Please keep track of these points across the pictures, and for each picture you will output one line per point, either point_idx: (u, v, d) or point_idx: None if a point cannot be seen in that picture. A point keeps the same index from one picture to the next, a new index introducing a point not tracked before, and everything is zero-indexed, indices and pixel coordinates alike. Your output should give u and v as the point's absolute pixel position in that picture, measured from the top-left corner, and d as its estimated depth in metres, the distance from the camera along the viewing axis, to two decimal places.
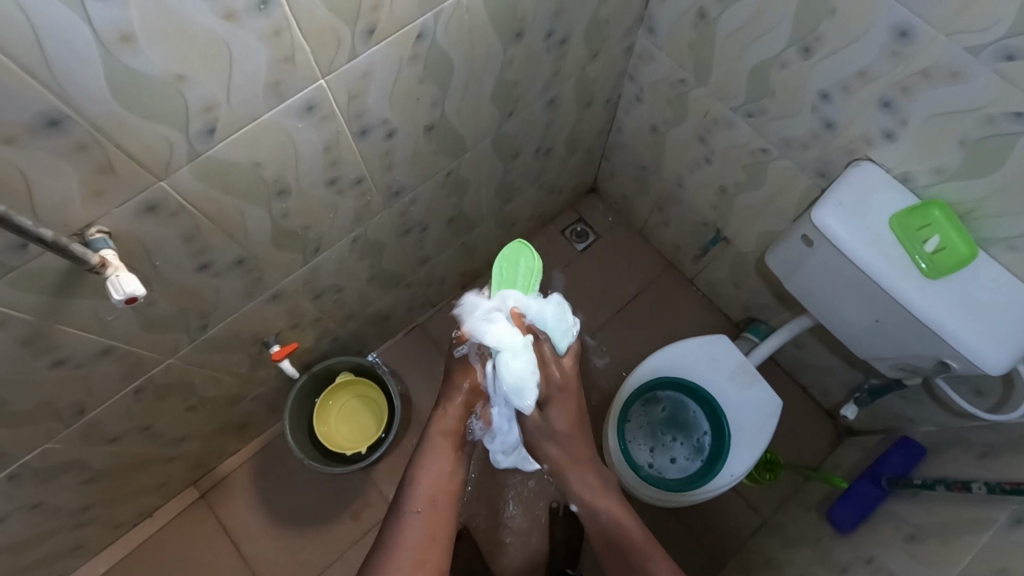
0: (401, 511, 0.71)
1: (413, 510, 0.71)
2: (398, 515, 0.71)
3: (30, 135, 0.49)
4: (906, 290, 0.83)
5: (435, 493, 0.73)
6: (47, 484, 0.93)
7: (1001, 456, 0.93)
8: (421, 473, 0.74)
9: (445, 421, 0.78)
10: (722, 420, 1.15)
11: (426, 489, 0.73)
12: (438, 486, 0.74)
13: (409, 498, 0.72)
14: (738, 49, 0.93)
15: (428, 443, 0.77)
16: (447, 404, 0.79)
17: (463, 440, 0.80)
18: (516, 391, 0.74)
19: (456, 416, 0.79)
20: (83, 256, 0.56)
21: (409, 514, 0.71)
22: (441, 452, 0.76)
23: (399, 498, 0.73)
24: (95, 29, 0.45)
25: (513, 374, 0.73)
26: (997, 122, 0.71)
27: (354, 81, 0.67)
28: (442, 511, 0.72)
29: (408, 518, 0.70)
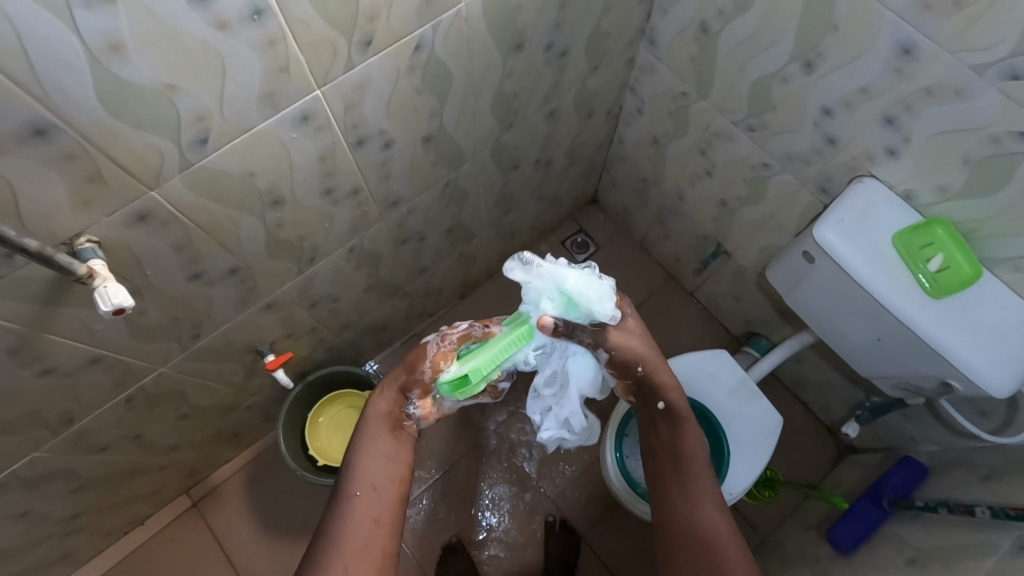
0: (343, 494, 0.71)
1: (353, 496, 0.71)
2: (340, 500, 0.71)
3: (16, 143, 0.48)
4: (909, 309, 0.82)
5: (375, 475, 0.72)
6: (35, 493, 0.92)
7: (1005, 479, 0.92)
8: (360, 456, 0.73)
9: (384, 407, 0.76)
10: (721, 438, 1.12)
11: (366, 471, 0.72)
12: (377, 469, 0.73)
13: (349, 482, 0.71)
14: (740, 63, 0.92)
15: (365, 427, 0.75)
16: (386, 391, 0.76)
17: (401, 422, 0.76)
18: (598, 307, 0.70)
19: (394, 402, 0.76)
20: (69, 266, 0.55)
21: (349, 498, 0.70)
22: (381, 436, 0.74)
23: (340, 482, 0.72)
24: (82, 38, 0.44)
25: (586, 288, 0.69)
26: (1001, 141, 0.70)
27: (350, 92, 0.67)
28: (378, 496, 0.71)
29: (347, 503, 0.70)
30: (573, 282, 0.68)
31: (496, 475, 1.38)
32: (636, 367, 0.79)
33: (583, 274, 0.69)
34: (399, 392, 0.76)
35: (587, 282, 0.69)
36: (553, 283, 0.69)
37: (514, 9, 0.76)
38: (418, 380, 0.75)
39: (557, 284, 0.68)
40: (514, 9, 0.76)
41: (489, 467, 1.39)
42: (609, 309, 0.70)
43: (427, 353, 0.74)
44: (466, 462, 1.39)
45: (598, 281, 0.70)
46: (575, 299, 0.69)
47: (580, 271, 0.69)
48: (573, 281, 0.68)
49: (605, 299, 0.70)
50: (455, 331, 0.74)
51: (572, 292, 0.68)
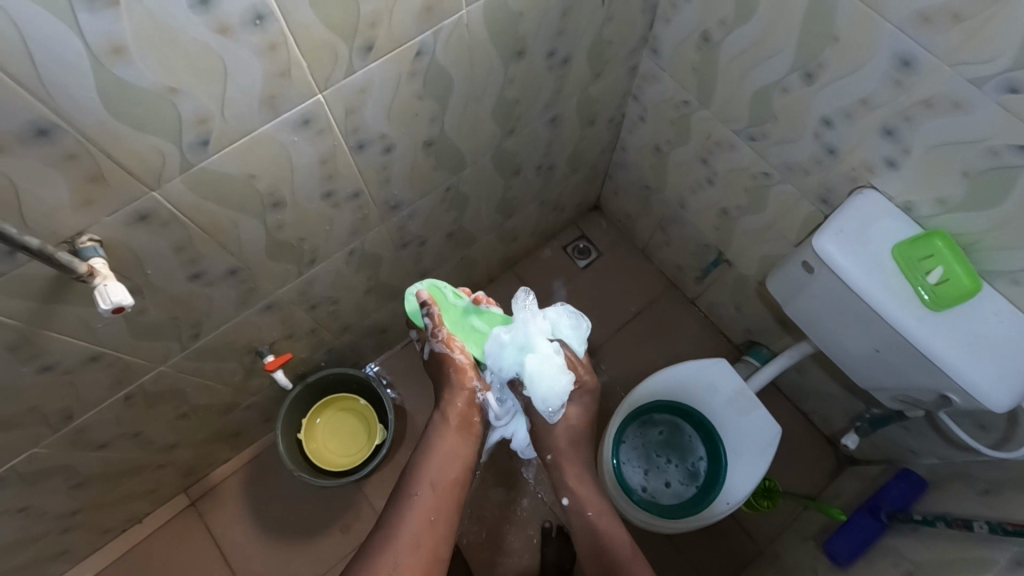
0: (404, 492, 0.77)
1: (417, 493, 0.76)
2: (404, 493, 0.77)
3: (18, 143, 0.49)
4: (906, 320, 0.82)
5: (438, 476, 0.79)
6: (34, 489, 0.93)
7: (1004, 493, 0.91)
8: (427, 457, 0.80)
9: (452, 408, 0.84)
10: (718, 445, 1.14)
11: (433, 471, 0.79)
12: (440, 471, 0.79)
13: (413, 482, 0.78)
14: (741, 73, 0.93)
15: (436, 425, 0.83)
16: (451, 390, 0.84)
17: (468, 420, 0.84)
18: (545, 398, 0.83)
19: (463, 402, 0.84)
20: (69, 264, 0.56)
21: (411, 497, 0.76)
22: (448, 436, 0.82)
23: (404, 482, 0.78)
24: (85, 40, 0.45)
25: (534, 366, 0.81)
26: (1000, 154, 0.70)
27: (352, 96, 0.67)
28: (440, 495, 0.77)
29: (411, 500, 0.76)
30: (532, 358, 0.81)
31: (493, 480, 1.38)
32: (547, 454, 0.93)
33: (544, 349, 0.82)
34: (462, 388, 0.84)
35: (553, 369, 0.82)
36: (542, 344, 0.82)
37: (516, 16, 0.76)
38: (466, 371, 0.84)
39: (526, 351, 0.82)
40: (515, 16, 0.76)
41: (488, 472, 1.38)
42: (553, 403, 0.84)
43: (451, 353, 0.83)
44: None
45: (554, 361, 0.82)
46: (532, 376, 0.82)
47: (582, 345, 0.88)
48: (550, 356, 0.82)
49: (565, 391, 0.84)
50: (441, 334, 0.82)
51: (532, 368, 0.81)
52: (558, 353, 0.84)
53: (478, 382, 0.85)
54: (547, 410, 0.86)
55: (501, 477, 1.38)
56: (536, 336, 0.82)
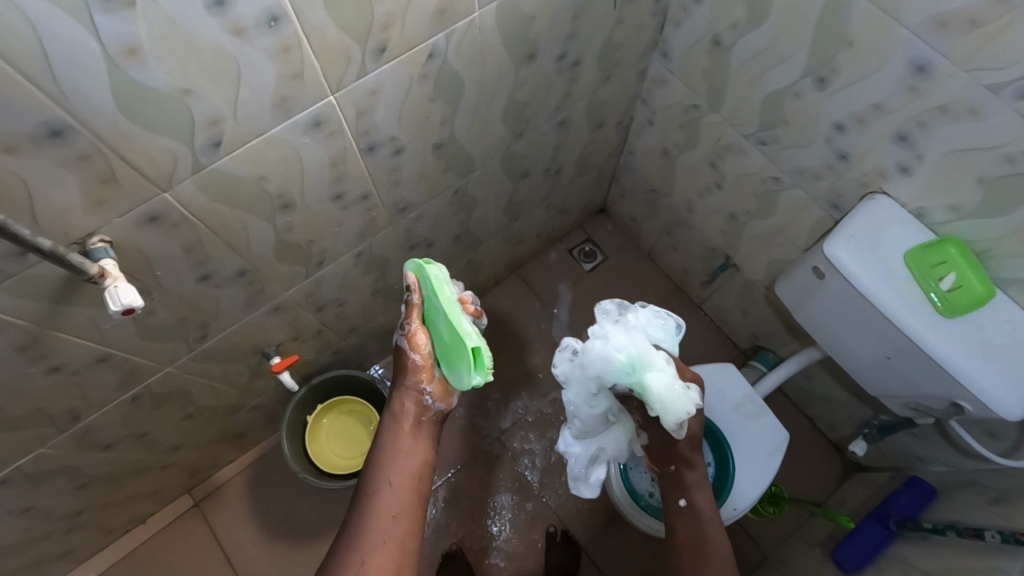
0: (363, 496, 0.74)
1: (376, 495, 0.74)
2: (363, 497, 0.74)
3: (32, 144, 0.48)
4: (919, 328, 0.81)
5: (394, 474, 0.75)
6: (39, 489, 0.93)
7: (1015, 503, 0.90)
8: (382, 458, 0.77)
9: (403, 406, 0.80)
10: (725, 449, 1.12)
11: (389, 470, 0.75)
12: (396, 470, 0.76)
13: (370, 482, 0.75)
14: (753, 77, 0.92)
15: (388, 426, 0.79)
16: (399, 390, 0.80)
17: (422, 417, 0.80)
18: (673, 414, 0.76)
19: (413, 399, 0.80)
20: (81, 266, 0.56)
21: (371, 499, 0.73)
22: (401, 434, 0.78)
23: (363, 486, 0.76)
24: (101, 41, 0.45)
25: (654, 377, 0.77)
26: (1016, 160, 0.69)
27: (363, 99, 0.67)
28: (401, 494, 0.74)
29: (370, 503, 0.73)
30: (647, 367, 0.78)
31: (498, 483, 1.37)
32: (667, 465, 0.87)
33: (655, 358, 0.78)
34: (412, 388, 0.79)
35: (670, 375, 0.77)
36: (654, 354, 0.78)
37: (527, 20, 0.76)
38: (415, 369, 0.78)
39: (643, 361, 0.78)
40: (527, 20, 0.76)
41: (493, 475, 1.38)
42: (683, 420, 0.77)
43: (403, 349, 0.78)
44: (466, 469, 1.38)
45: (670, 370, 0.78)
46: (652, 386, 0.77)
47: (676, 345, 0.87)
48: (663, 364, 0.78)
49: (692, 402, 0.77)
50: (411, 327, 0.77)
51: (653, 377, 0.77)
52: (669, 362, 0.79)
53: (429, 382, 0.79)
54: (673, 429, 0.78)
55: (505, 481, 1.38)
56: (638, 341, 0.80)
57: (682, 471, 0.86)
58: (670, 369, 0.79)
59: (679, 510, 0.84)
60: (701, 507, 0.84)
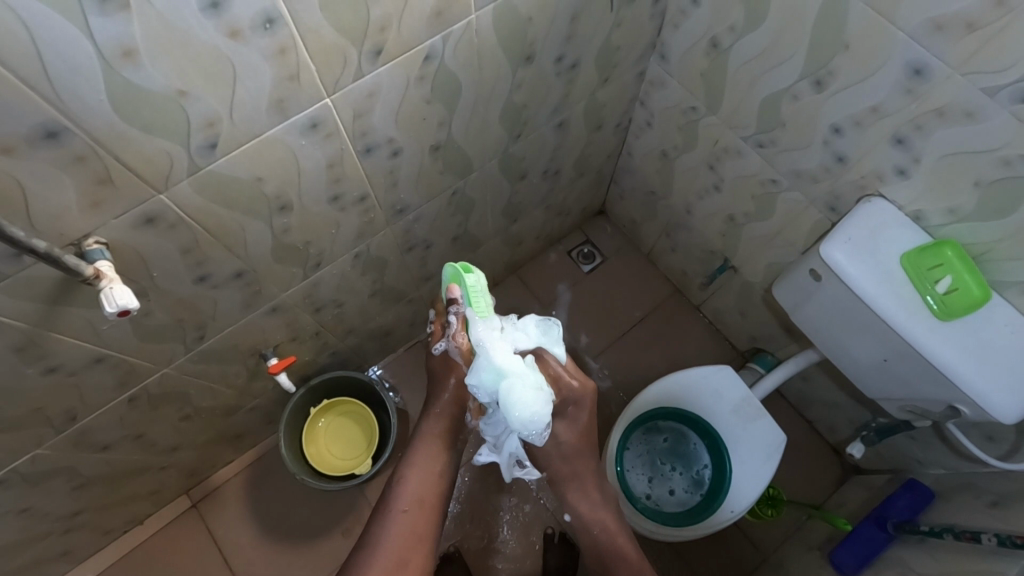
0: (390, 507, 0.81)
1: (398, 511, 0.80)
2: (385, 510, 0.81)
3: (27, 146, 0.48)
4: (916, 331, 0.81)
5: (421, 490, 0.82)
6: (37, 490, 0.93)
7: (1013, 506, 0.90)
8: (408, 474, 0.83)
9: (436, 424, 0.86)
10: (722, 453, 1.14)
11: (416, 486, 0.82)
12: (422, 486, 0.82)
13: (397, 495, 0.81)
14: (750, 80, 0.92)
15: (420, 441, 0.86)
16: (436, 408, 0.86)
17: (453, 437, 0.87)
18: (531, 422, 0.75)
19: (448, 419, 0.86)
20: (75, 267, 0.56)
21: (396, 512, 0.80)
22: (432, 451, 0.85)
23: (387, 498, 0.82)
24: (96, 44, 0.45)
25: (511, 385, 0.73)
26: (1013, 163, 0.69)
27: (360, 100, 0.67)
28: (418, 512, 0.81)
29: (392, 517, 0.80)
30: (507, 380, 0.73)
31: (495, 484, 1.37)
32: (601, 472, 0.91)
33: (516, 366, 0.74)
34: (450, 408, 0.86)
35: (528, 388, 0.74)
36: (512, 362, 0.74)
37: (524, 21, 0.76)
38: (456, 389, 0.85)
39: (499, 374, 0.74)
40: (524, 21, 0.76)
41: (490, 477, 1.37)
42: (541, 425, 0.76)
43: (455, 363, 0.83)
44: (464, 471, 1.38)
45: (529, 378, 0.74)
46: (511, 399, 0.73)
47: (558, 347, 0.81)
48: (524, 372, 0.74)
49: (547, 408, 0.75)
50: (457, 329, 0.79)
51: (511, 391, 0.73)
52: (531, 367, 0.75)
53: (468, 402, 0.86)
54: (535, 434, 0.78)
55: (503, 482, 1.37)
56: (503, 352, 0.74)
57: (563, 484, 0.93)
58: (530, 376, 0.75)
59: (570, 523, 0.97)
60: (585, 520, 0.93)
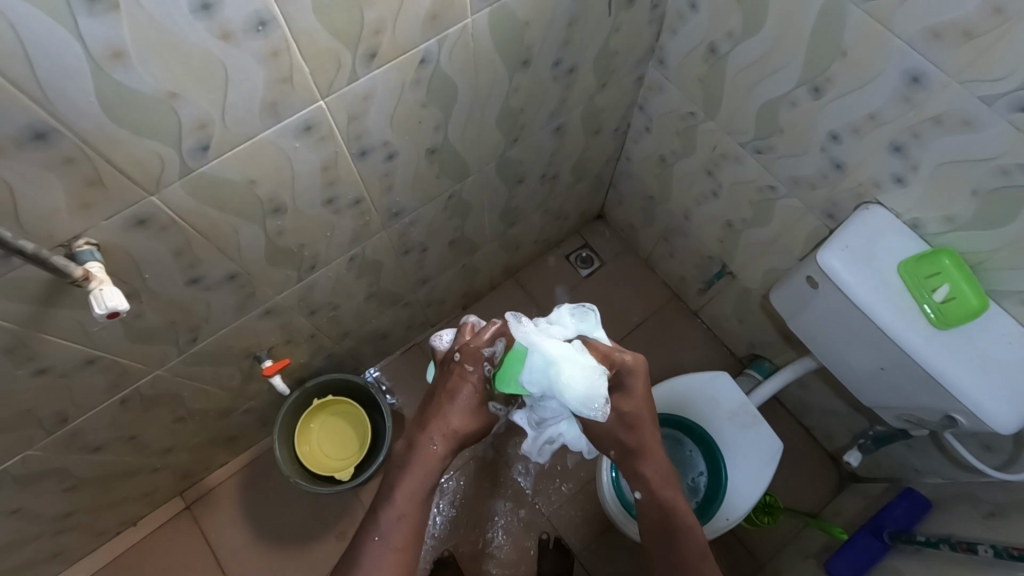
0: (370, 533, 0.71)
1: (387, 551, 0.70)
2: (370, 550, 0.70)
3: (15, 147, 0.48)
4: (913, 340, 0.81)
5: (406, 518, 0.72)
6: (28, 491, 0.92)
7: (1011, 517, 0.89)
8: (397, 505, 0.72)
9: (432, 443, 0.74)
10: (719, 459, 1.11)
11: (398, 511, 0.72)
12: (408, 512, 0.72)
13: (379, 519, 0.71)
14: (748, 86, 0.92)
15: (409, 458, 0.74)
16: (435, 426, 0.74)
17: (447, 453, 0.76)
18: (586, 398, 0.72)
19: (446, 437, 0.75)
20: (65, 268, 0.56)
21: (376, 539, 0.71)
22: (421, 471, 0.74)
23: (370, 522, 0.72)
24: (85, 44, 0.45)
25: (567, 375, 0.70)
26: (1011, 172, 0.69)
27: (354, 103, 0.67)
28: (409, 547, 0.72)
29: (374, 548, 0.70)
30: (562, 367, 0.70)
31: (490, 489, 1.37)
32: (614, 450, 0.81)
33: (567, 354, 0.71)
34: (448, 428, 0.74)
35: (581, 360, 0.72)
36: (556, 349, 0.71)
37: (521, 26, 0.76)
38: (463, 408, 0.74)
39: (549, 364, 0.71)
40: (520, 26, 0.76)
41: (486, 480, 1.37)
42: (596, 399, 0.72)
43: (472, 384, 0.74)
44: (459, 475, 1.37)
45: (573, 356, 0.72)
46: (563, 382, 0.70)
47: (598, 331, 0.79)
48: (570, 356, 0.71)
49: (589, 380, 0.71)
50: (495, 350, 0.73)
51: (560, 373, 0.70)
52: (580, 351, 0.73)
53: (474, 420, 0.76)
54: (594, 412, 0.73)
55: (497, 486, 1.37)
56: (549, 345, 0.71)
57: (628, 459, 0.80)
58: (568, 354, 0.71)
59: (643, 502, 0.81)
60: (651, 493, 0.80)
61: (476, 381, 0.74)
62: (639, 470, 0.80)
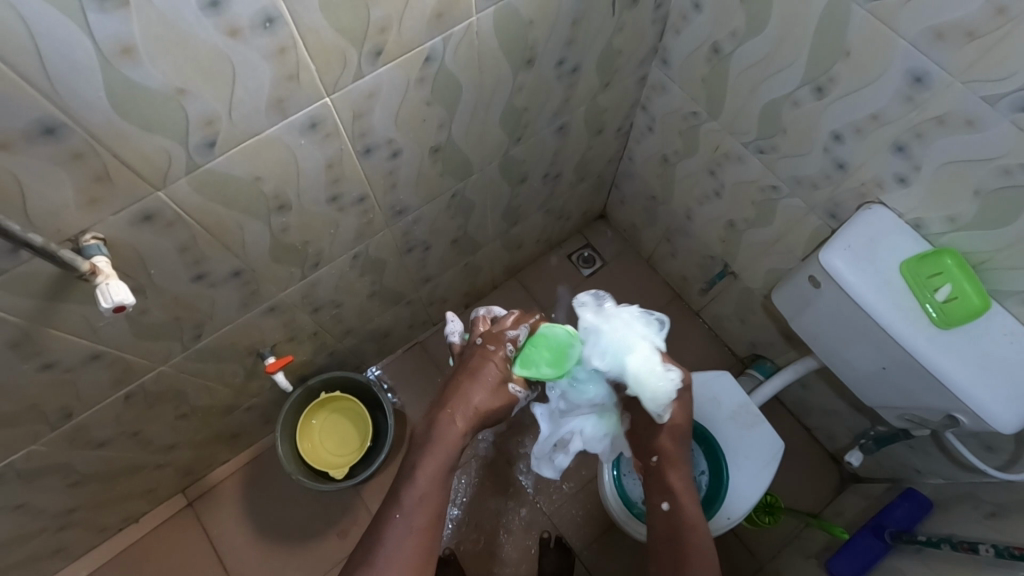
0: (392, 511, 0.72)
1: (409, 530, 0.70)
2: (392, 532, 0.70)
3: (25, 141, 0.49)
4: (915, 339, 0.81)
5: (428, 497, 0.73)
6: (33, 486, 0.93)
7: (1012, 517, 0.89)
8: (418, 487, 0.72)
9: (454, 424, 0.76)
10: (721, 458, 1.11)
11: (420, 490, 0.72)
12: (429, 490, 0.73)
13: (401, 497, 0.72)
14: (751, 86, 0.92)
15: (430, 438, 0.75)
16: (457, 407, 0.76)
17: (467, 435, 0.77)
18: (652, 397, 0.78)
19: (468, 418, 0.76)
20: (73, 262, 0.56)
21: (399, 516, 0.71)
22: (443, 450, 0.75)
23: (392, 501, 0.73)
24: (95, 40, 0.45)
25: (641, 370, 0.77)
26: (1013, 172, 0.69)
27: (359, 100, 0.67)
28: (432, 526, 0.72)
29: (397, 524, 0.71)
30: (638, 362, 0.77)
31: (491, 487, 1.37)
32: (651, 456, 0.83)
33: (646, 353, 0.78)
34: (471, 407, 0.76)
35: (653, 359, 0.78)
36: (637, 345, 0.78)
37: (525, 25, 0.76)
38: (485, 389, 0.77)
39: (628, 355, 0.78)
40: (525, 25, 0.76)
41: (487, 479, 1.37)
42: (660, 401, 0.79)
43: (494, 366, 0.78)
44: (460, 474, 1.38)
45: (652, 356, 0.78)
46: (635, 376, 0.78)
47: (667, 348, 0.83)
48: (649, 355, 0.78)
49: (661, 381, 0.78)
50: (517, 334, 0.80)
51: (635, 368, 0.77)
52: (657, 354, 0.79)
53: (496, 402, 0.77)
54: (654, 411, 0.80)
55: (499, 485, 1.37)
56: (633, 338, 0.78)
57: (662, 467, 0.82)
58: (645, 354, 0.78)
59: (663, 515, 0.80)
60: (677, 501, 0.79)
61: (499, 362, 0.78)
62: (671, 482, 0.81)
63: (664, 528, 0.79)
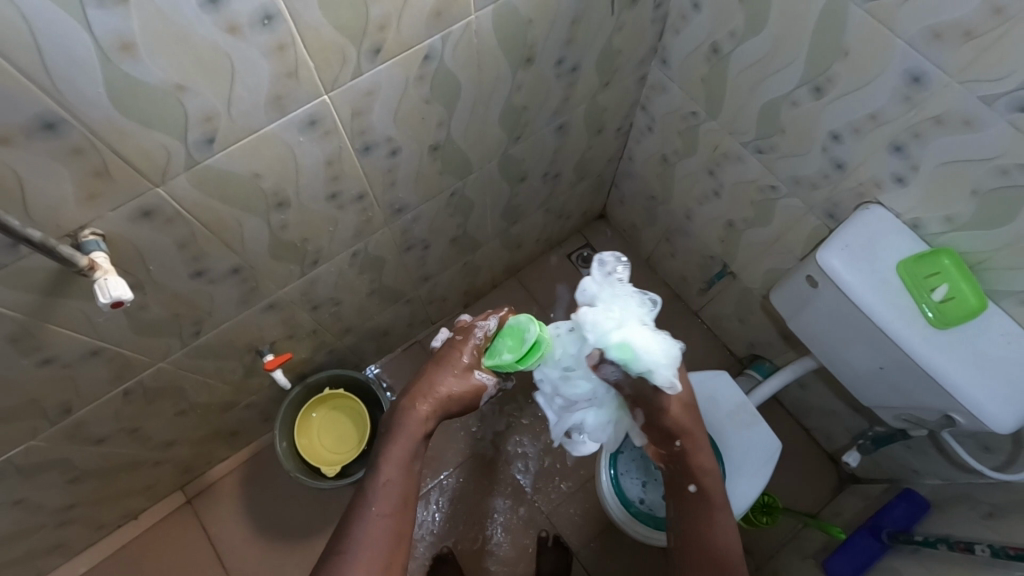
0: (359, 503, 0.68)
1: (379, 520, 0.66)
2: (359, 521, 0.66)
3: (24, 136, 0.49)
4: (912, 339, 0.81)
5: (396, 486, 0.69)
6: (32, 481, 0.93)
7: (1010, 517, 0.89)
8: (383, 475, 0.69)
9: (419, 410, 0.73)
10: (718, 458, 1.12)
11: (387, 478, 0.69)
12: (397, 480, 0.69)
13: (367, 488, 0.68)
14: (750, 86, 0.93)
15: (395, 426, 0.72)
16: (422, 393, 0.74)
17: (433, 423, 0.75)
18: (657, 370, 0.71)
19: (434, 404, 0.74)
20: (71, 257, 0.56)
21: (367, 507, 0.67)
22: (409, 437, 0.72)
23: (360, 493, 0.69)
24: (95, 37, 0.45)
25: (636, 344, 0.71)
26: (1010, 172, 0.69)
27: (359, 98, 0.67)
28: (401, 514, 0.68)
29: (365, 515, 0.66)
30: (630, 337, 0.72)
31: (489, 486, 1.37)
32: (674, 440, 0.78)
33: (637, 328, 0.73)
34: (438, 393, 0.74)
35: (650, 332, 0.73)
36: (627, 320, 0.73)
37: (524, 23, 0.76)
38: (453, 374, 0.75)
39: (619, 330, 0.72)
40: (524, 23, 0.76)
41: (485, 478, 1.38)
42: (667, 374, 0.72)
43: (462, 352, 0.75)
44: (459, 473, 1.38)
45: (644, 333, 0.72)
46: (633, 350, 0.71)
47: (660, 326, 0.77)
48: (639, 330, 0.72)
49: (660, 356, 0.71)
50: (487, 323, 0.76)
51: (629, 343, 0.71)
52: (649, 329, 0.73)
53: (464, 387, 0.75)
54: (664, 386, 0.73)
55: (497, 483, 1.37)
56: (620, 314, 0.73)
57: (687, 451, 0.77)
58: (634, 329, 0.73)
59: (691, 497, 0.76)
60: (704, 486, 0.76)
61: (468, 350, 0.75)
62: (699, 462, 0.77)
63: (693, 511, 0.76)
